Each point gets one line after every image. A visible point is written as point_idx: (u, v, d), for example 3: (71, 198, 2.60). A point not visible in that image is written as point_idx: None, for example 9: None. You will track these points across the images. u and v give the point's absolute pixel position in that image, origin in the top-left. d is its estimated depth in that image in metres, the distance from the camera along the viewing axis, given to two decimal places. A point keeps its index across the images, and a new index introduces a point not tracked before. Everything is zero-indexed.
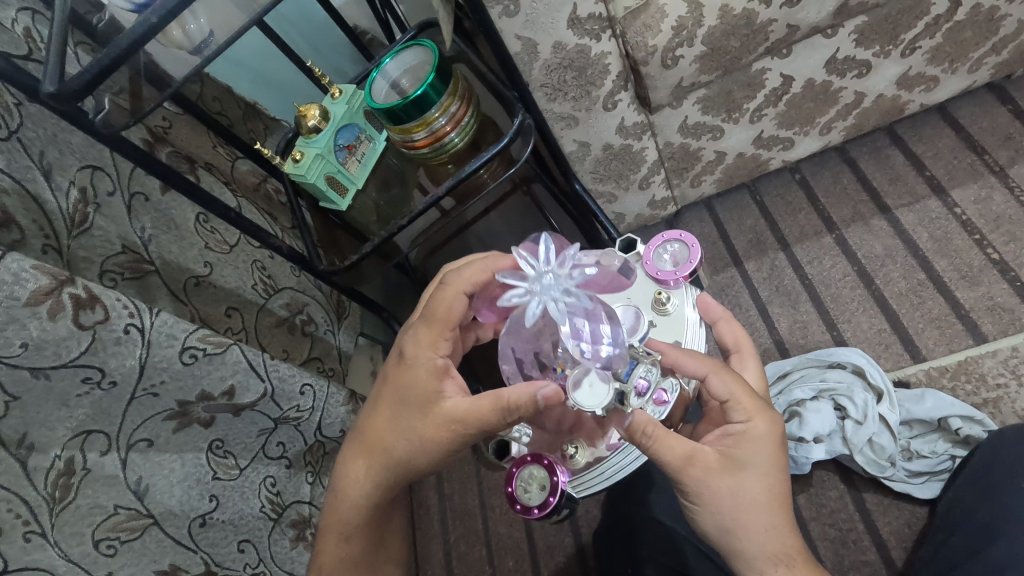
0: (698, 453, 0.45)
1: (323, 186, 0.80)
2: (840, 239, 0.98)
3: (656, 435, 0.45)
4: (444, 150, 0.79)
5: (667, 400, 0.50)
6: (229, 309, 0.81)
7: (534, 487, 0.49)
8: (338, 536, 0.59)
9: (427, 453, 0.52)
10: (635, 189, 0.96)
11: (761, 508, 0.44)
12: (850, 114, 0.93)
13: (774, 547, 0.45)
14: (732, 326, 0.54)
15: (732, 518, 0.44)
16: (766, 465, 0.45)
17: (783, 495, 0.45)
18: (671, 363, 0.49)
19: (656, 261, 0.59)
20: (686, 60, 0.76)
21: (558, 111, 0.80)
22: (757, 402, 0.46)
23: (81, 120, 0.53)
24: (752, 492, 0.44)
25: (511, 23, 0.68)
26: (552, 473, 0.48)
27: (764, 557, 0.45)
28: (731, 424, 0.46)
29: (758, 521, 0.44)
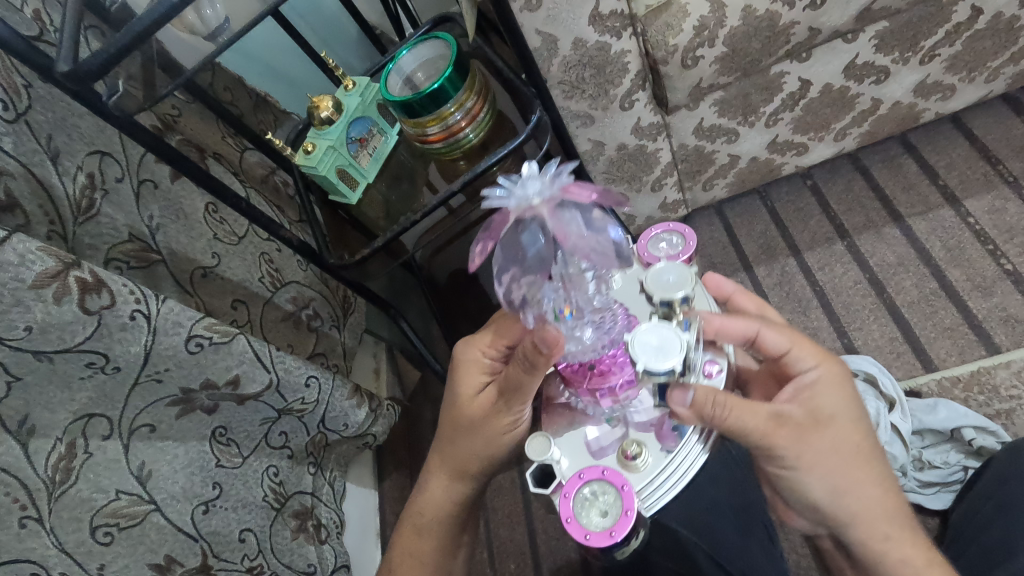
0: (782, 414, 0.46)
1: (334, 178, 0.79)
2: (851, 246, 0.97)
3: (729, 404, 0.44)
4: (457, 146, 0.77)
5: (717, 373, 0.49)
6: (235, 302, 0.80)
7: (596, 510, 0.42)
8: (414, 534, 0.60)
9: (480, 439, 0.56)
10: (647, 191, 0.95)
11: (856, 456, 0.47)
12: (865, 121, 0.92)
13: (877, 499, 0.47)
14: (749, 296, 0.56)
15: (835, 470, 0.46)
16: (847, 407, 0.48)
17: (869, 437, 0.48)
18: (715, 330, 0.49)
19: (651, 250, 0.54)
20: (706, 60, 0.75)
21: (575, 109, 0.79)
22: (818, 348, 0.49)
23: (95, 102, 0.51)
24: (842, 435, 0.47)
25: (532, 17, 0.67)
26: (617, 489, 0.42)
27: (873, 513, 0.46)
28: (803, 376, 0.49)
29: (859, 472, 0.46)
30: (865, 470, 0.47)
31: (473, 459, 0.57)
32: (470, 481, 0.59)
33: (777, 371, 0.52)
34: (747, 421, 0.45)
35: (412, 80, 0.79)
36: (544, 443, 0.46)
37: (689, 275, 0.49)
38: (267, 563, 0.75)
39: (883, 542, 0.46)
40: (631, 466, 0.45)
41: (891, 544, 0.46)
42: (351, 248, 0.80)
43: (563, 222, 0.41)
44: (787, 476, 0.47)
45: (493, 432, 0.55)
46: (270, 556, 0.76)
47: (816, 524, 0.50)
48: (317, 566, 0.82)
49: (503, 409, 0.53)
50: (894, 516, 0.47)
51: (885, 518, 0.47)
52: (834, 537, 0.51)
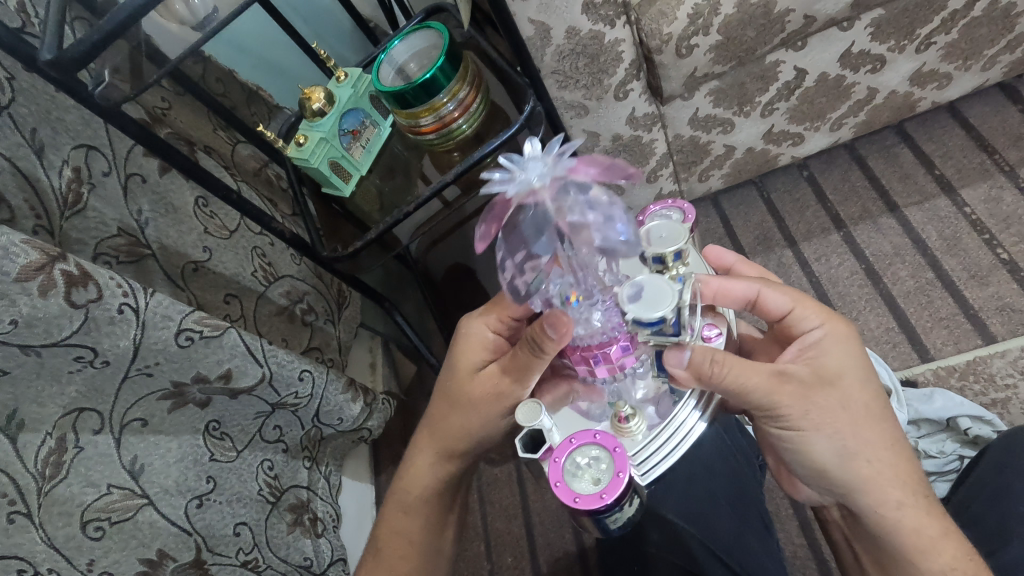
0: (786, 372, 0.46)
1: (326, 171, 0.78)
2: (847, 237, 0.97)
3: (727, 363, 0.44)
4: (451, 137, 0.77)
5: (716, 338, 0.48)
6: (228, 296, 0.79)
7: (588, 478, 0.41)
8: (399, 512, 0.60)
9: (474, 420, 0.56)
10: (643, 182, 0.94)
11: (867, 415, 0.46)
12: (861, 111, 0.92)
13: (891, 464, 0.46)
14: (749, 266, 0.57)
15: (846, 429, 0.46)
16: (855, 364, 0.48)
17: (879, 394, 0.48)
18: (714, 293, 0.49)
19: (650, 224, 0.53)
20: (701, 49, 0.75)
21: (569, 100, 0.78)
22: (823, 308, 0.50)
23: (82, 93, 0.51)
24: (854, 391, 0.47)
25: (525, 6, 0.67)
26: (611, 454, 0.41)
27: (886, 477, 0.46)
28: (810, 335, 0.49)
29: (870, 431, 0.46)
30: (877, 434, 0.46)
31: (465, 441, 0.57)
32: (458, 465, 0.59)
33: (781, 335, 0.53)
34: (750, 380, 0.45)
35: (410, 69, 0.78)
36: (534, 408, 0.45)
37: (682, 230, 0.46)
38: (261, 556, 0.75)
39: (896, 510, 0.46)
40: (625, 430, 0.44)
41: (904, 512, 0.46)
42: (344, 242, 0.80)
43: (565, 206, 0.40)
44: (795, 438, 0.47)
45: (486, 413, 0.55)
46: (264, 550, 0.76)
47: (824, 495, 0.50)
48: (313, 560, 0.82)
49: (501, 389, 0.53)
50: (905, 483, 0.47)
51: (897, 483, 0.46)
52: (840, 506, 0.51)
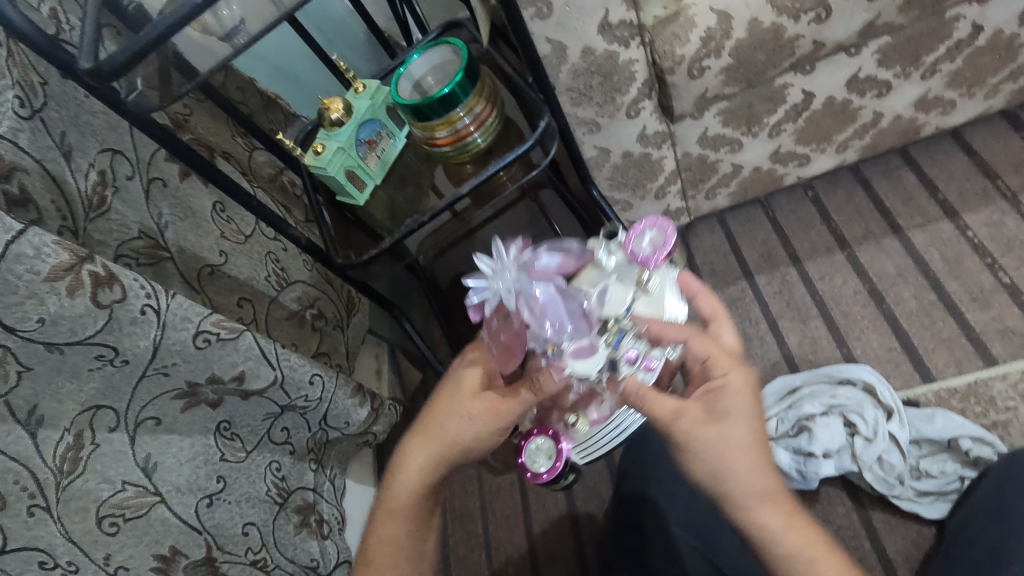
0: (683, 409, 0.49)
1: (342, 179, 0.81)
2: (851, 257, 0.99)
3: (648, 395, 0.50)
4: (465, 150, 0.78)
5: (655, 367, 0.55)
6: (241, 300, 0.81)
7: (543, 457, 0.58)
8: (388, 518, 0.57)
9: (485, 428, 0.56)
10: (650, 198, 0.98)
11: (747, 452, 0.47)
12: (867, 134, 0.94)
13: (761, 485, 0.47)
14: (710, 298, 0.57)
15: (728, 466, 0.47)
16: (746, 412, 0.48)
17: (762, 438, 0.48)
18: (655, 332, 0.51)
19: (634, 244, 0.56)
20: (712, 71, 0.75)
21: (581, 116, 0.81)
22: (733, 360, 0.50)
23: (115, 100, 0.52)
24: (737, 432, 0.47)
25: (543, 25, 0.68)
26: (554, 450, 0.58)
27: (751, 497, 0.47)
28: (711, 381, 0.50)
29: (743, 462, 0.47)
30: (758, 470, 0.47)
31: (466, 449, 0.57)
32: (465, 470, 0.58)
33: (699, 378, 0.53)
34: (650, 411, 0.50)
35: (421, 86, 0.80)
36: None
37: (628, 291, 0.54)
38: (269, 556, 0.76)
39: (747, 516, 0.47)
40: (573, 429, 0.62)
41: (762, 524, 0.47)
42: (358, 250, 0.82)
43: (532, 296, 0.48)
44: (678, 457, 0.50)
45: (497, 424, 0.55)
46: (272, 550, 0.76)
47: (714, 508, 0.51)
48: (320, 561, 0.83)
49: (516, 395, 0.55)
50: (772, 498, 0.47)
51: (763, 502, 0.47)
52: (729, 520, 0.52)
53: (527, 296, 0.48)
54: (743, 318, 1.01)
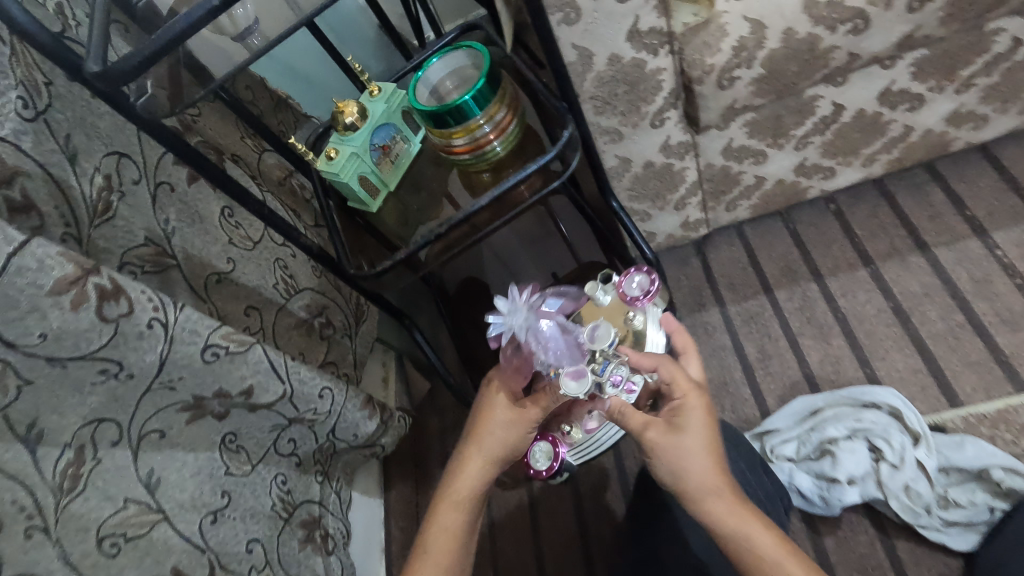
0: (651, 425, 0.53)
1: (355, 186, 0.78)
2: (875, 274, 0.96)
3: (628, 413, 0.55)
4: (483, 158, 0.76)
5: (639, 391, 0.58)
6: (248, 308, 0.78)
7: (543, 457, 0.63)
8: (451, 511, 0.56)
9: (526, 420, 0.59)
10: (670, 209, 0.96)
11: (704, 459, 0.50)
12: (895, 148, 0.91)
13: (721, 492, 0.49)
14: (682, 334, 0.63)
15: (687, 474, 0.50)
16: (701, 425, 0.52)
17: (719, 449, 0.52)
18: (634, 361, 0.58)
19: (626, 287, 0.65)
20: (742, 81, 0.72)
21: (604, 125, 0.78)
22: (691, 382, 0.54)
23: (124, 104, 0.50)
24: (693, 437, 0.51)
25: (569, 31, 0.65)
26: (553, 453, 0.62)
27: (712, 501, 0.49)
28: (672, 402, 0.54)
29: (701, 471, 0.50)
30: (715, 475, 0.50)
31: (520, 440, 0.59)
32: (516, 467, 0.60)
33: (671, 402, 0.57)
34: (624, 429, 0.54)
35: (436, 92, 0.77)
36: None
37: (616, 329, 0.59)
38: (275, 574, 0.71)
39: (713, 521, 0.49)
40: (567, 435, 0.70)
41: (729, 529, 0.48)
42: (369, 258, 0.79)
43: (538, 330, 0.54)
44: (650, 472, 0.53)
45: (538, 418, 0.59)
46: (277, 568, 0.72)
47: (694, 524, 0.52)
48: None
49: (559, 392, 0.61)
50: (736, 505, 0.49)
51: (726, 507, 0.49)
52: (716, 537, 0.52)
53: (536, 330, 0.54)
54: (761, 334, 0.99)
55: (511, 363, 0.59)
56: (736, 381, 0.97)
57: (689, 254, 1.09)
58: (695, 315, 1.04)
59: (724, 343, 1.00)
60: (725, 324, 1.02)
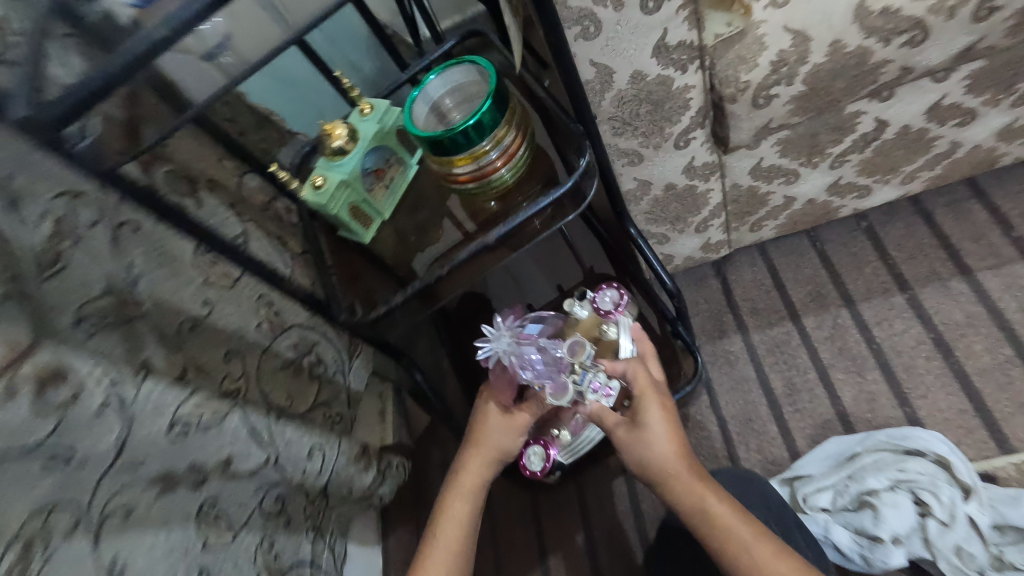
0: (617, 422, 0.58)
1: (345, 216, 0.70)
2: (913, 300, 0.89)
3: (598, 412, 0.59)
4: (489, 186, 0.68)
5: (614, 394, 0.60)
6: (228, 354, 0.71)
7: (536, 457, 0.76)
8: (457, 500, 0.60)
9: (517, 425, 0.63)
10: (690, 232, 0.88)
11: (667, 449, 0.55)
12: (938, 165, 0.83)
13: (683, 477, 0.54)
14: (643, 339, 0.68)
15: (655, 467, 0.55)
16: (661, 418, 0.56)
17: (681, 438, 0.56)
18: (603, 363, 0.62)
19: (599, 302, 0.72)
20: (780, 100, 0.64)
21: (622, 147, 0.70)
22: (649, 379, 0.59)
23: (63, 149, 0.42)
24: (662, 429, 0.55)
25: (587, 47, 0.57)
26: (545, 454, 0.75)
27: (676, 486, 0.54)
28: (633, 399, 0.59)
29: (665, 458, 0.54)
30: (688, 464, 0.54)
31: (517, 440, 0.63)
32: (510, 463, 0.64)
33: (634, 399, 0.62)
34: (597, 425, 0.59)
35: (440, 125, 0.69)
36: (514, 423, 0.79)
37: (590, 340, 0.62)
38: None
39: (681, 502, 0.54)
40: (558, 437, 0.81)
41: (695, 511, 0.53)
42: (368, 297, 0.70)
43: (519, 351, 0.57)
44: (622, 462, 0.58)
45: (530, 421, 0.63)
46: None
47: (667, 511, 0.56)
48: None
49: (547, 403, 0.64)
50: (698, 488, 0.53)
51: (689, 492, 0.53)
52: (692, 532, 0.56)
53: (517, 351, 0.57)
54: (788, 365, 0.91)
55: (499, 377, 0.62)
56: (761, 417, 0.89)
57: (708, 276, 1.02)
58: (716, 343, 0.97)
59: (748, 374, 0.93)
60: (748, 353, 0.95)
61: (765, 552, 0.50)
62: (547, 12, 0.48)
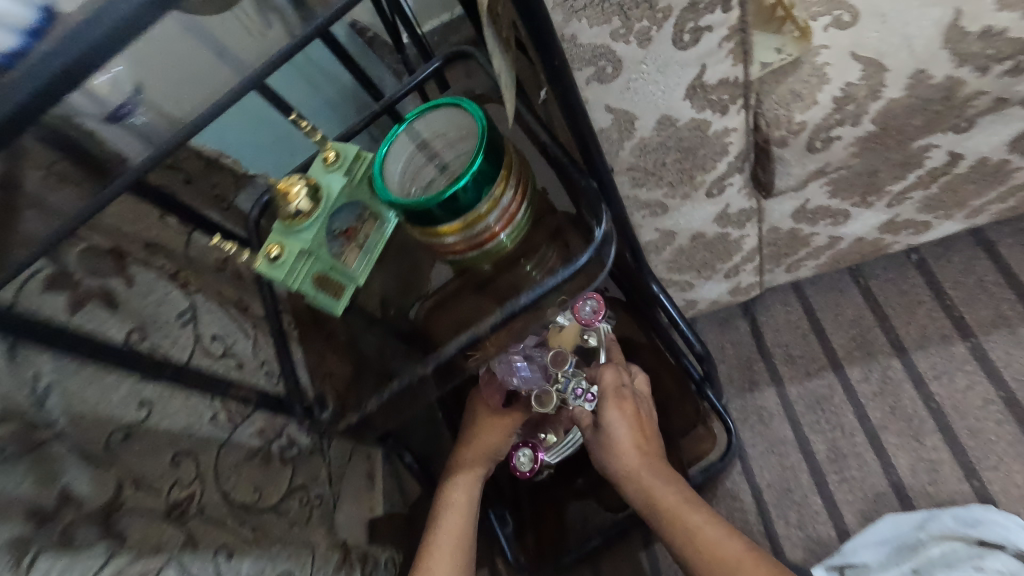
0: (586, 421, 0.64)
1: (310, 290, 0.57)
2: (976, 350, 0.77)
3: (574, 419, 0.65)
4: (487, 253, 0.55)
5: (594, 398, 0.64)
6: (177, 456, 0.60)
7: (524, 458, 0.65)
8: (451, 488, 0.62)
9: (505, 423, 0.63)
10: (718, 278, 0.75)
11: (624, 445, 0.61)
12: (1012, 197, 0.71)
13: (637, 464, 0.60)
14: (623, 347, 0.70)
15: (612, 458, 0.62)
16: (621, 414, 0.62)
17: (637, 432, 0.62)
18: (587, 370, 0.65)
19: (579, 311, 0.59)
20: (842, 142, 0.52)
21: (644, 199, 0.57)
22: (615, 383, 0.64)
23: None
24: (616, 423, 0.62)
25: (603, 91, 0.44)
26: (534, 456, 0.64)
27: (631, 474, 0.60)
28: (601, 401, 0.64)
29: (620, 449, 0.61)
30: (635, 451, 0.61)
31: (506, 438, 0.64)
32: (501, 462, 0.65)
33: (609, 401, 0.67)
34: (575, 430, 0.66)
35: (421, 194, 0.55)
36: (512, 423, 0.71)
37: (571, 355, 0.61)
38: None
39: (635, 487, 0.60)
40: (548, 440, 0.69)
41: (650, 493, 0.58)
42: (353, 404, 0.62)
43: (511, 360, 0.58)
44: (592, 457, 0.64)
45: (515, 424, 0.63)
46: None
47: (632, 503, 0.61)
48: None
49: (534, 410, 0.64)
50: (653, 472, 0.59)
51: (644, 478, 0.59)
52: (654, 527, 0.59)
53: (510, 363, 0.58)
54: (832, 426, 0.79)
55: (488, 385, 0.61)
56: (801, 486, 0.78)
57: (735, 318, 0.89)
58: (745, 397, 0.84)
59: (785, 436, 0.81)
60: (784, 410, 0.82)
61: (707, 528, 0.54)
62: (543, 27, 0.36)
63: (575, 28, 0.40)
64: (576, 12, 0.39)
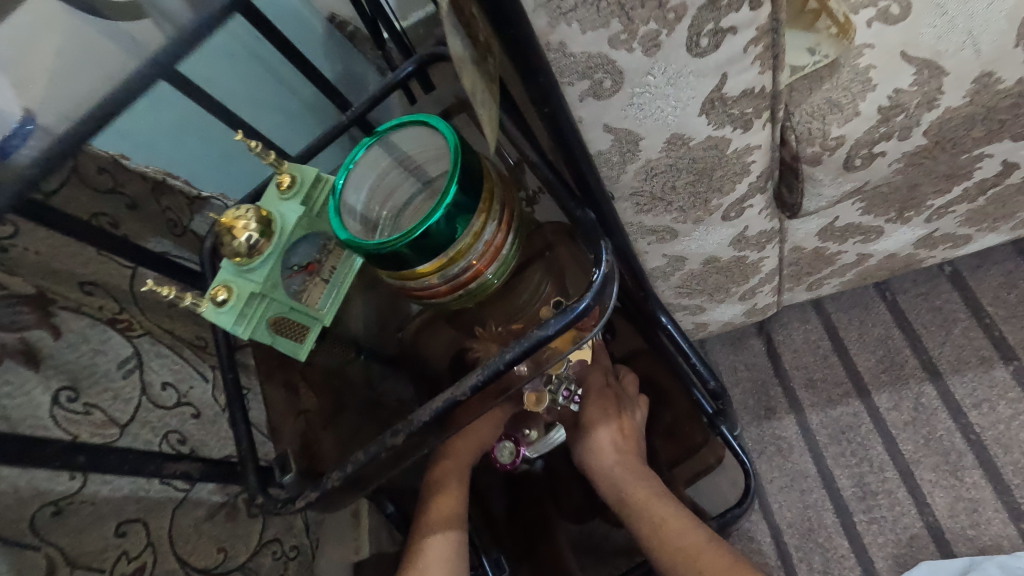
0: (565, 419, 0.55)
1: (266, 336, 0.49)
2: (1020, 373, 0.70)
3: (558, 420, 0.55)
4: (470, 294, 0.46)
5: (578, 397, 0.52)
6: (123, 526, 0.53)
7: (507, 452, 0.53)
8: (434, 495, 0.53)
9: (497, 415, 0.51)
10: (732, 301, 0.67)
11: (602, 441, 0.54)
12: None
13: (614, 461, 0.53)
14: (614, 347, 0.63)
15: (590, 456, 0.54)
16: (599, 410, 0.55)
17: (617, 427, 0.55)
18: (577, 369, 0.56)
19: None
20: (887, 159, 0.45)
21: (650, 225, 0.49)
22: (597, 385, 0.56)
23: None
24: (597, 423, 0.54)
25: (601, 108, 0.36)
26: (516, 450, 0.52)
27: (605, 471, 0.54)
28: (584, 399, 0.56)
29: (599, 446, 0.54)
30: (614, 450, 0.54)
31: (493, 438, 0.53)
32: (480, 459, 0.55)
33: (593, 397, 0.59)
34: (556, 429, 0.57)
35: (391, 225, 0.46)
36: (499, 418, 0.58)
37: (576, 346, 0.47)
38: None
39: (609, 484, 0.53)
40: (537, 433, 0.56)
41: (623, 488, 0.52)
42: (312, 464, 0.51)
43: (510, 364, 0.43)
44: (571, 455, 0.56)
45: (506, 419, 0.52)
46: None
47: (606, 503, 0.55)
48: None
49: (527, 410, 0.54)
50: (629, 467, 0.53)
51: (620, 474, 0.53)
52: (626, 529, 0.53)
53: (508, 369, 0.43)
54: (859, 460, 0.72)
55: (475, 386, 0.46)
56: (826, 527, 0.70)
57: (749, 337, 0.82)
58: (762, 426, 0.76)
59: (807, 470, 0.73)
60: (805, 441, 0.74)
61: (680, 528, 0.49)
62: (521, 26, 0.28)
63: (563, 33, 0.31)
64: (566, 13, 0.31)
